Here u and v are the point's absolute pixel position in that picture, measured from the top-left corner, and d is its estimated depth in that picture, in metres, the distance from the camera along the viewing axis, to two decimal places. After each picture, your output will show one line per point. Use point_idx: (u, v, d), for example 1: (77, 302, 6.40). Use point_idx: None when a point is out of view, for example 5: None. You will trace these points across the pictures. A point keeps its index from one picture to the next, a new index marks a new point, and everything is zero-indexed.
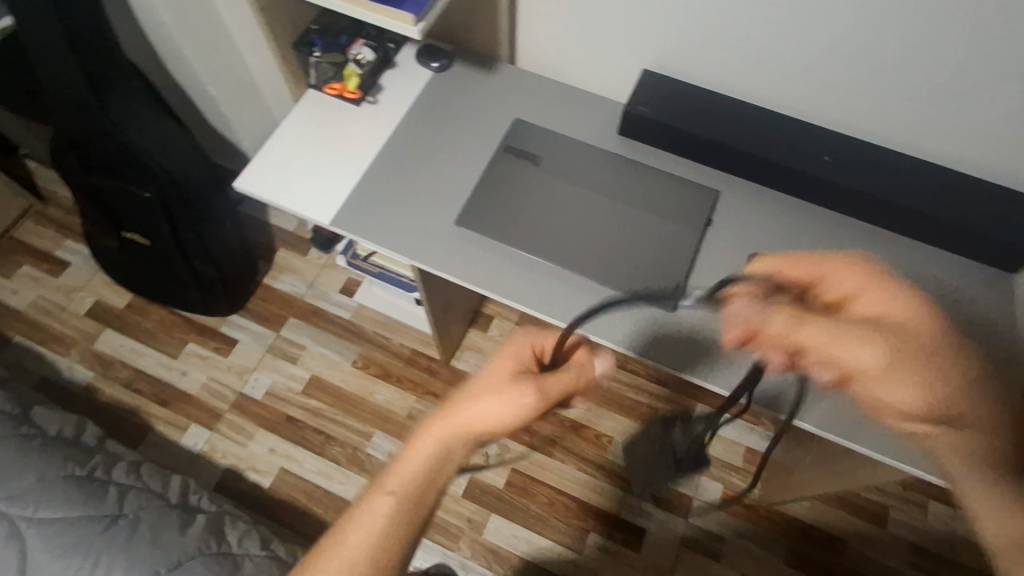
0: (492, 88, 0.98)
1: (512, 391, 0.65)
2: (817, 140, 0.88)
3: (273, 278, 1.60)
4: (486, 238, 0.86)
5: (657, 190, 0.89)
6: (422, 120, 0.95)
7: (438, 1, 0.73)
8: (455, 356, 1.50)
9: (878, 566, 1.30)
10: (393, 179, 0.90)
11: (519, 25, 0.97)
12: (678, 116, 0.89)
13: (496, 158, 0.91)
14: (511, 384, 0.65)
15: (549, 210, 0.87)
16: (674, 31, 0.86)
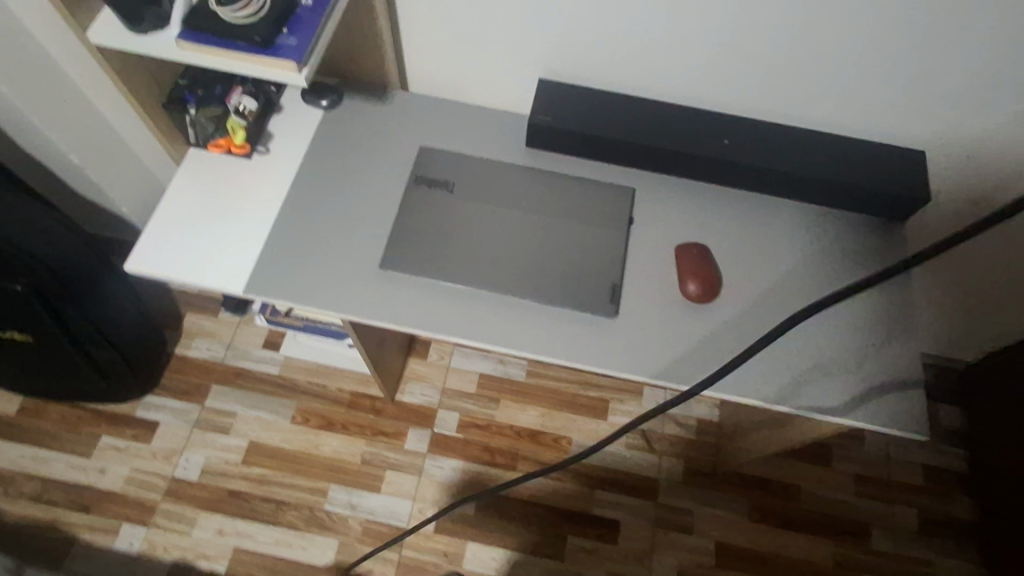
0: (390, 119, 0.94)
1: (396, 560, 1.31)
2: (715, 124, 0.91)
3: (184, 347, 1.47)
4: (413, 275, 0.82)
5: (575, 197, 0.89)
6: (322, 163, 0.89)
7: (319, 42, 0.68)
8: (398, 390, 1.45)
9: (832, 502, 1.39)
10: (303, 231, 0.85)
11: (405, 50, 0.94)
12: (582, 120, 0.89)
13: (410, 192, 0.87)
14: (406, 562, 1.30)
15: (473, 236, 0.85)
16: (564, 36, 0.86)
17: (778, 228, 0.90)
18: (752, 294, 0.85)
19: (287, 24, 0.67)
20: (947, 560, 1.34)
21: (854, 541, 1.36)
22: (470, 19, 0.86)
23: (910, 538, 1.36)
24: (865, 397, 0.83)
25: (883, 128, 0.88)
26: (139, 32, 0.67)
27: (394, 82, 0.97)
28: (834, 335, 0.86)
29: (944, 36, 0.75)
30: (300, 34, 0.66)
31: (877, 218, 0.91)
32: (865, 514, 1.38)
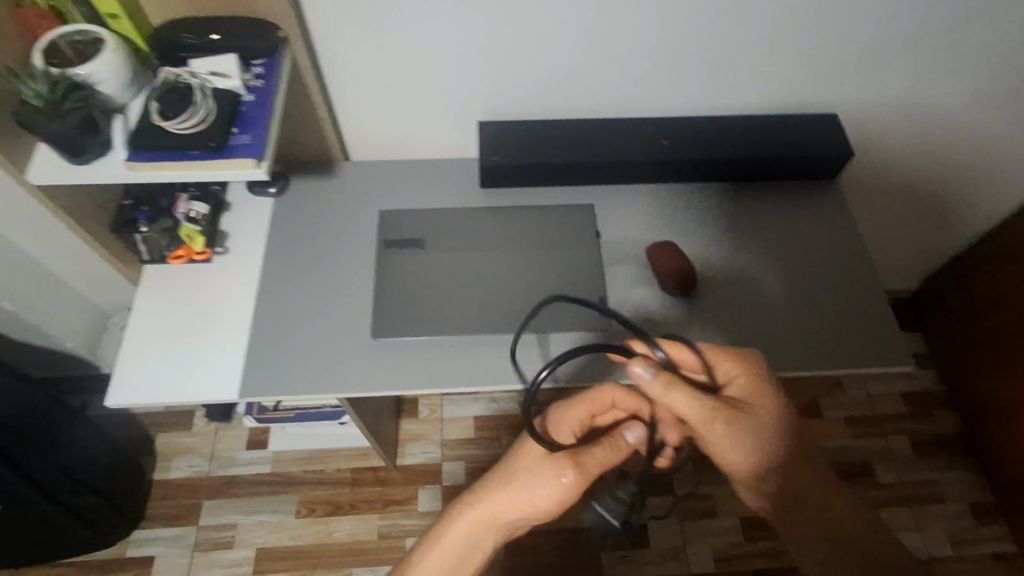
0: (343, 192, 0.94)
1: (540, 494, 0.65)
2: (651, 129, 0.96)
3: (163, 471, 1.39)
4: (408, 337, 0.82)
5: (541, 226, 0.92)
6: (285, 249, 0.89)
7: (271, 133, 0.68)
8: (399, 455, 1.42)
9: (834, 449, 1.45)
10: (284, 320, 0.83)
11: (343, 122, 0.94)
12: (530, 152, 0.92)
13: (381, 257, 0.87)
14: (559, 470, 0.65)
15: (454, 286, 0.86)
16: (494, 78, 0.90)
17: (729, 211, 0.96)
18: (723, 278, 0.91)
19: (235, 123, 0.67)
20: (946, 475, 1.43)
21: (863, 481, 1.42)
22: (402, 79, 0.88)
23: (909, 463, 1.44)
24: (857, 346, 0.86)
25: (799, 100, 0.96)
26: (84, 162, 0.66)
27: (337, 155, 0.97)
28: (811, 294, 0.90)
29: (835, 7, 0.83)
30: (253, 130, 0.67)
31: (812, 182, 0.99)
32: (866, 452, 1.45)
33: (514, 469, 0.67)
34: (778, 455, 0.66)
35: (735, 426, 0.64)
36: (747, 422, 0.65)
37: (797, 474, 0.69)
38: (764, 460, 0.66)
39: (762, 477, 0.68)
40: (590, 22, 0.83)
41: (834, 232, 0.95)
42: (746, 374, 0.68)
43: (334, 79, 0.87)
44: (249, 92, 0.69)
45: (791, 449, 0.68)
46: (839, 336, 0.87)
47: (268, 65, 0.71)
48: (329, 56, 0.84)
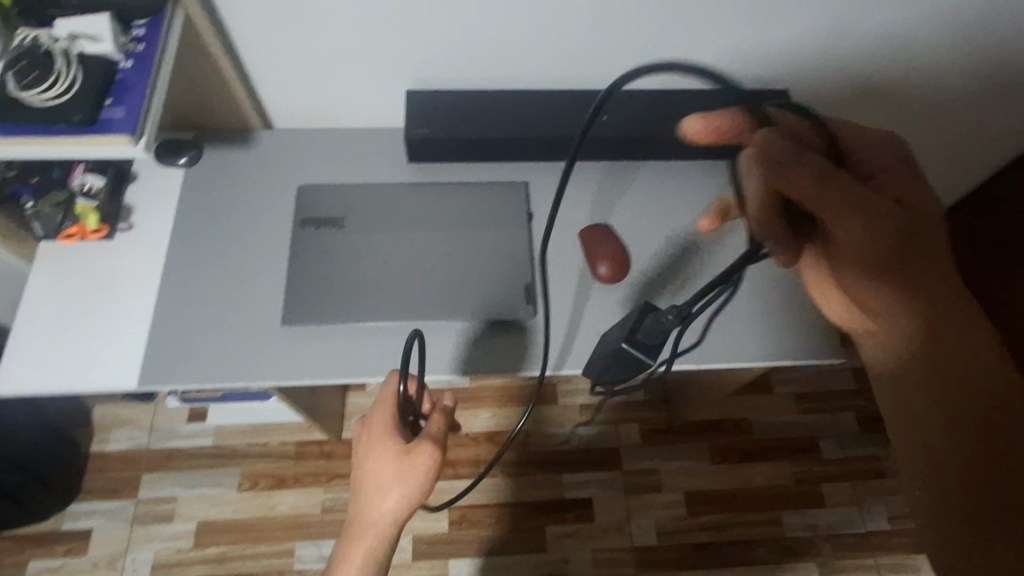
0: (260, 165, 0.88)
1: (406, 474, 0.65)
2: (592, 101, 0.90)
3: (101, 443, 1.36)
4: (324, 324, 0.78)
5: (471, 204, 0.87)
6: (195, 225, 0.83)
7: (151, 105, 0.61)
8: (345, 428, 1.40)
9: (781, 425, 1.46)
10: (190, 304, 0.78)
11: (260, 89, 0.87)
12: (460, 126, 0.87)
13: (297, 237, 0.82)
14: (407, 463, 0.65)
15: (374, 270, 0.81)
16: (420, 47, 0.83)
17: (668, 190, 0.92)
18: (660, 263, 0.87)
19: (110, 92, 0.60)
20: (888, 451, 1.45)
21: (807, 457, 1.44)
22: (318, 41, 0.81)
23: (854, 440, 1.45)
24: (794, 338, 0.83)
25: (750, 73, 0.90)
26: None
27: (255, 123, 0.90)
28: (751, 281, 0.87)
29: None
30: (129, 101, 0.60)
31: None
32: (812, 428, 1.46)
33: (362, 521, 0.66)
34: (943, 290, 0.56)
35: (874, 220, 0.54)
36: (880, 224, 0.54)
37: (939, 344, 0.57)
38: (924, 289, 0.56)
39: (905, 329, 0.57)
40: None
41: None
42: (889, 170, 0.58)
43: (243, 39, 0.79)
44: (127, 57, 0.62)
45: (951, 286, 0.56)
46: (775, 327, 0.84)
47: (151, 27, 0.64)
48: (231, 14, 0.76)
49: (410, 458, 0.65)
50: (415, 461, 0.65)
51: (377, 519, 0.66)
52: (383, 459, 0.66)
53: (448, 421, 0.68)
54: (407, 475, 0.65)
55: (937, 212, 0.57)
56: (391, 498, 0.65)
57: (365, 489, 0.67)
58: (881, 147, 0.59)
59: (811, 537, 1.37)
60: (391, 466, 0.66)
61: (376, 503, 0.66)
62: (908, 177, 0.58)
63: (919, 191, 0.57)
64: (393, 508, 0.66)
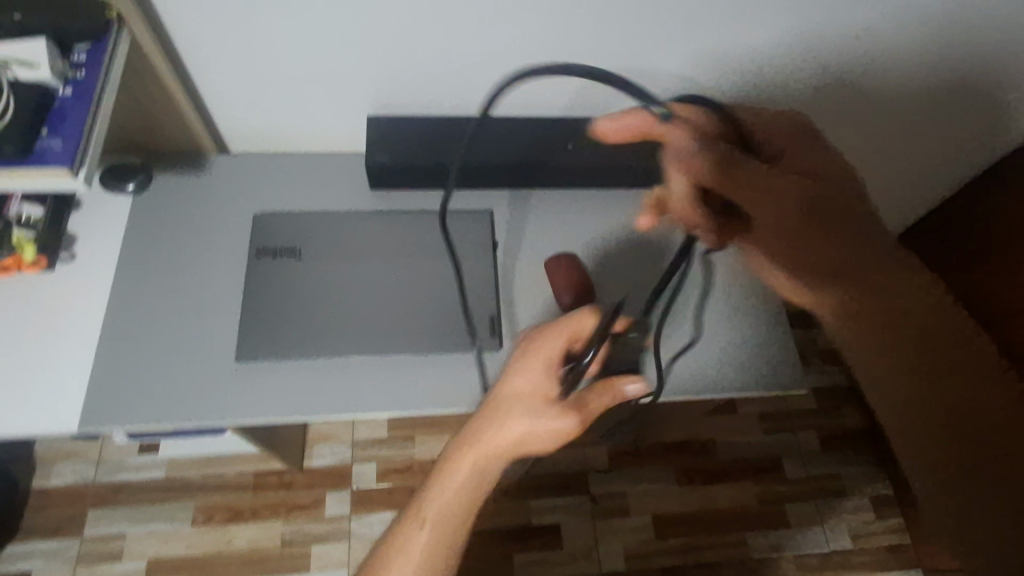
0: (212, 191, 0.85)
1: (556, 428, 0.60)
2: (557, 128, 0.89)
3: (43, 478, 1.28)
4: (281, 360, 0.75)
5: (433, 233, 0.85)
6: (144, 257, 0.79)
7: (90, 135, 0.58)
8: (306, 457, 1.35)
9: (746, 445, 1.47)
10: (137, 341, 0.74)
11: (212, 113, 0.84)
12: (421, 153, 0.85)
13: (251, 268, 0.79)
14: (562, 417, 0.60)
15: (331, 302, 0.78)
16: (380, 73, 0.81)
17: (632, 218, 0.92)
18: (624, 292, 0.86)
19: (44, 121, 0.57)
20: (850, 469, 1.47)
21: (771, 476, 1.45)
22: (272, 65, 0.78)
23: (817, 458, 1.47)
24: (753, 364, 0.83)
25: (716, 99, 0.88)
26: None
27: (208, 148, 0.86)
28: (712, 307, 0.86)
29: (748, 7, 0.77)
30: (66, 132, 0.57)
31: None
32: (776, 447, 1.48)
33: (480, 436, 0.61)
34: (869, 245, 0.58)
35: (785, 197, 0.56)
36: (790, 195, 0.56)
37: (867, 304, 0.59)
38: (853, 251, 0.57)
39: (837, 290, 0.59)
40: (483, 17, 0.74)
41: None
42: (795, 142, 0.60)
43: (193, 63, 0.76)
44: (65, 84, 0.59)
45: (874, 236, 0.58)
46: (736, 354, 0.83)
47: (91, 53, 0.61)
48: (179, 37, 0.72)
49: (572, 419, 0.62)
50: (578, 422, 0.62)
51: (505, 445, 0.60)
52: (538, 405, 0.61)
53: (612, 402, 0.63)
54: (559, 425, 0.60)
55: (841, 177, 0.59)
56: (527, 436, 0.60)
57: (491, 418, 0.61)
58: (785, 122, 0.61)
59: (777, 558, 1.38)
60: (531, 402, 0.61)
61: (506, 432, 0.60)
62: (809, 144, 0.60)
63: (823, 156, 0.60)
64: (523, 447, 0.61)
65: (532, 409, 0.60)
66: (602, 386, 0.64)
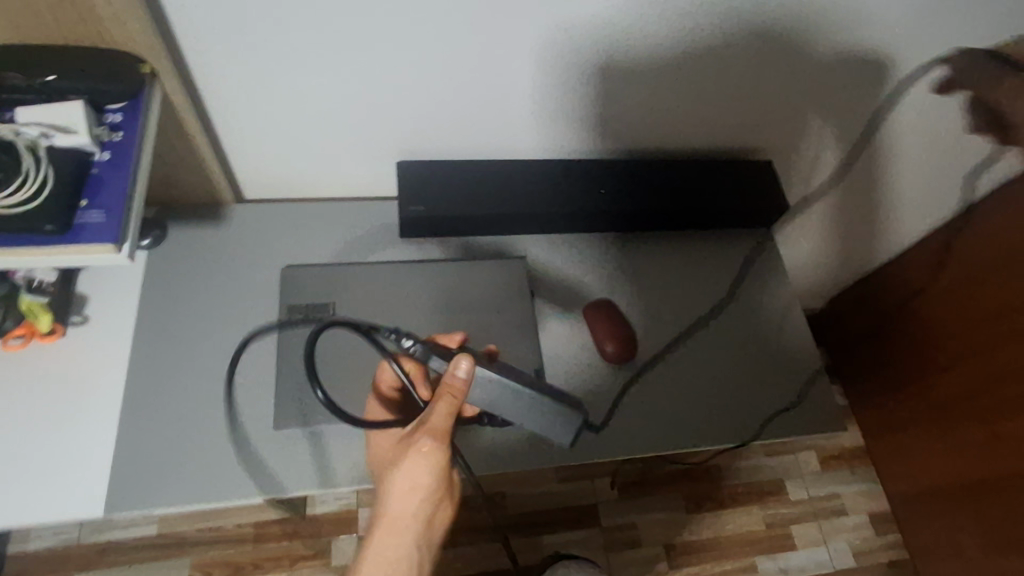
0: (234, 245, 0.80)
1: (406, 462, 0.61)
2: (588, 174, 0.87)
3: (21, 541, 1.18)
4: (321, 426, 0.71)
5: (468, 284, 0.82)
6: (162, 319, 0.74)
7: (133, 204, 0.54)
8: (309, 504, 1.29)
9: (750, 469, 1.49)
10: (161, 410, 0.69)
11: (232, 162, 0.79)
12: (454, 203, 0.82)
13: (282, 329, 0.75)
14: (406, 451, 0.61)
15: (368, 363, 0.74)
16: (414, 123, 0.77)
17: (664, 262, 0.92)
18: (661, 340, 0.86)
19: (83, 190, 0.52)
20: (848, 488, 1.51)
21: (774, 499, 1.47)
22: (303, 116, 0.74)
23: (817, 479, 1.51)
24: (796, 409, 0.83)
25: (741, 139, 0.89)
26: None
27: (226, 198, 0.81)
28: (747, 354, 0.86)
29: (785, 61, 0.78)
30: (109, 201, 0.53)
31: (746, 229, 0.96)
32: (778, 470, 1.50)
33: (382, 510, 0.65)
34: None
35: None
36: None
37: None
38: None
39: None
40: (528, 72, 0.73)
41: (771, 281, 0.93)
42: None
43: (220, 115, 0.72)
44: (102, 148, 0.55)
45: None
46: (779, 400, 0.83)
47: (129, 114, 0.57)
48: (208, 87, 0.68)
49: (409, 456, 0.61)
50: (413, 452, 0.61)
51: (397, 497, 0.63)
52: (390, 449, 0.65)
53: (455, 404, 0.59)
54: (406, 460, 0.61)
55: None
56: (397, 482, 0.62)
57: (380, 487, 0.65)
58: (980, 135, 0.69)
59: None
60: (388, 456, 0.64)
61: (389, 491, 0.63)
62: None
63: None
64: (402, 493, 0.63)
65: (395, 460, 0.63)
66: (438, 392, 0.59)
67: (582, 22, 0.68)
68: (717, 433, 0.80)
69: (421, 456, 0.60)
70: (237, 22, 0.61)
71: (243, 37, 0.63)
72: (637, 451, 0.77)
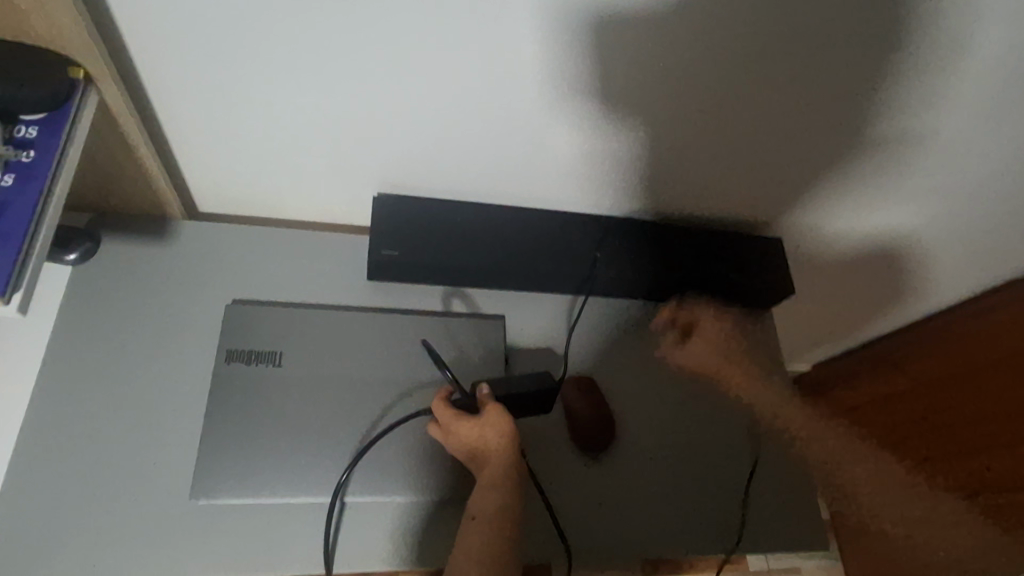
0: (177, 268, 0.71)
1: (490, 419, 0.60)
2: (584, 233, 0.79)
3: None
4: (244, 501, 0.62)
5: (437, 341, 0.74)
6: (80, 350, 0.65)
7: (30, 246, 0.45)
8: None
9: None
10: (62, 462, 0.60)
11: (185, 176, 0.69)
12: (432, 250, 0.73)
13: (219, 377, 0.65)
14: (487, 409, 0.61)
15: (312, 426, 0.66)
16: (396, 158, 0.68)
17: (654, 337, 0.84)
18: (642, 425, 0.78)
19: None
20: None
21: None
22: (272, 143, 0.65)
23: None
24: (773, 519, 0.77)
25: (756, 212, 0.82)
26: None
27: (176, 214, 0.72)
28: (732, 449, 0.80)
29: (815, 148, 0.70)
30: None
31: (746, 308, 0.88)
32: None
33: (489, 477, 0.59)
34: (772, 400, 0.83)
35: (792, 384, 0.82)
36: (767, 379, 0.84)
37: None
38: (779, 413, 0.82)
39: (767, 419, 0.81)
40: (536, 131, 0.65)
41: (766, 372, 0.85)
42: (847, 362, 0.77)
43: (174, 129, 0.62)
44: (5, 171, 0.46)
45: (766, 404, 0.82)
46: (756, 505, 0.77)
47: (48, 131, 0.48)
48: (158, 99, 0.58)
49: (478, 423, 0.60)
50: (488, 421, 0.60)
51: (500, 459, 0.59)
52: (462, 436, 0.61)
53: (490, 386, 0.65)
54: (493, 414, 0.60)
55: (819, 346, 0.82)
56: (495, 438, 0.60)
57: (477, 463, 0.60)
58: None
59: None
60: (469, 434, 0.60)
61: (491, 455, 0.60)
62: None
63: None
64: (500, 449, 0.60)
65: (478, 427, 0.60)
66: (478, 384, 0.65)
67: (605, 93, 0.60)
68: (687, 539, 0.73)
69: (494, 423, 0.60)
70: (206, 42, 0.52)
71: (196, 51, 0.53)
72: (599, 552, 0.70)
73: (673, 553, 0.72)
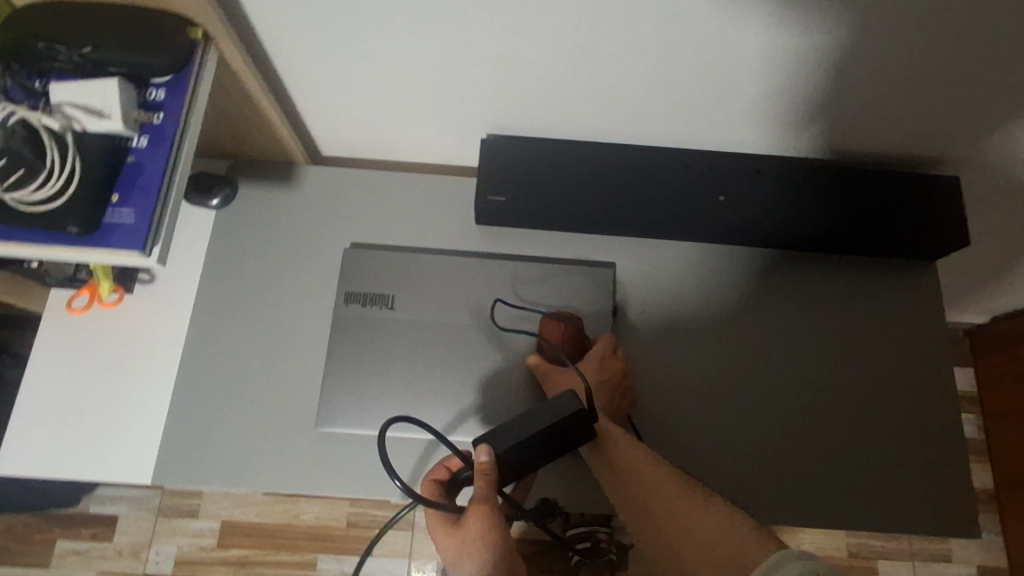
0: (301, 212, 0.75)
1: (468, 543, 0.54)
2: (708, 175, 0.71)
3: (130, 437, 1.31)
4: (365, 433, 0.67)
5: (543, 288, 0.72)
6: (225, 286, 0.72)
7: (162, 204, 0.51)
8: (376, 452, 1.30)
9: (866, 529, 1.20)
10: (213, 386, 0.69)
11: (305, 123, 0.72)
12: (539, 193, 0.70)
13: (339, 315, 0.70)
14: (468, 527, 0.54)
15: (420, 366, 0.68)
16: (501, 97, 0.65)
17: (787, 292, 0.75)
18: (761, 385, 0.72)
19: (118, 185, 0.50)
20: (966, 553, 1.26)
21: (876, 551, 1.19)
22: (381, 88, 0.65)
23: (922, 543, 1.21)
24: (912, 499, 0.68)
25: (928, 145, 0.68)
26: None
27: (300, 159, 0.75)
28: (868, 418, 0.71)
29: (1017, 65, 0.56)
30: (137, 202, 0.50)
31: (901, 261, 0.76)
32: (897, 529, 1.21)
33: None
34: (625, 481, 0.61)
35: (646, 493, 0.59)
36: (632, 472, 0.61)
37: (658, 474, 0.58)
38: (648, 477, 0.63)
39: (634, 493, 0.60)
40: (652, 63, 0.58)
41: (921, 336, 0.74)
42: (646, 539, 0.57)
43: (290, 77, 0.64)
44: (140, 134, 0.52)
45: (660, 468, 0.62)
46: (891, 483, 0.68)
47: (173, 94, 0.53)
48: (273, 47, 0.60)
49: (459, 534, 0.55)
50: (464, 533, 0.54)
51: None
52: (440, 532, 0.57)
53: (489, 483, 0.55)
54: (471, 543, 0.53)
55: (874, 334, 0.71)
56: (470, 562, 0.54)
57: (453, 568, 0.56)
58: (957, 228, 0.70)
59: None
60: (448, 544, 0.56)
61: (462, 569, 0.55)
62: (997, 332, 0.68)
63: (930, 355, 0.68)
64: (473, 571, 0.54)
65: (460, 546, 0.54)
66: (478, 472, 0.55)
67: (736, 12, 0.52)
68: (800, 510, 0.67)
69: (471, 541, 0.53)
70: None
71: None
72: None
73: (781, 522, 0.67)
